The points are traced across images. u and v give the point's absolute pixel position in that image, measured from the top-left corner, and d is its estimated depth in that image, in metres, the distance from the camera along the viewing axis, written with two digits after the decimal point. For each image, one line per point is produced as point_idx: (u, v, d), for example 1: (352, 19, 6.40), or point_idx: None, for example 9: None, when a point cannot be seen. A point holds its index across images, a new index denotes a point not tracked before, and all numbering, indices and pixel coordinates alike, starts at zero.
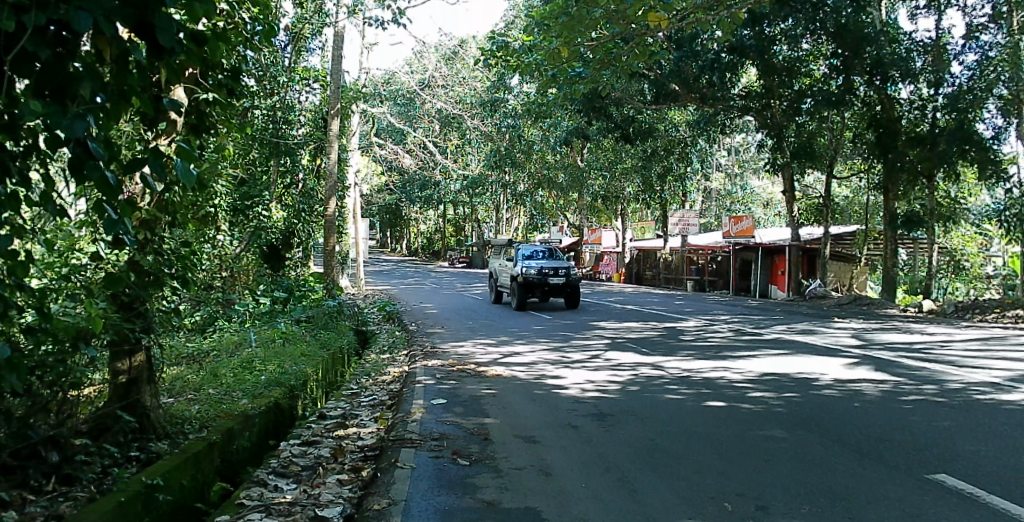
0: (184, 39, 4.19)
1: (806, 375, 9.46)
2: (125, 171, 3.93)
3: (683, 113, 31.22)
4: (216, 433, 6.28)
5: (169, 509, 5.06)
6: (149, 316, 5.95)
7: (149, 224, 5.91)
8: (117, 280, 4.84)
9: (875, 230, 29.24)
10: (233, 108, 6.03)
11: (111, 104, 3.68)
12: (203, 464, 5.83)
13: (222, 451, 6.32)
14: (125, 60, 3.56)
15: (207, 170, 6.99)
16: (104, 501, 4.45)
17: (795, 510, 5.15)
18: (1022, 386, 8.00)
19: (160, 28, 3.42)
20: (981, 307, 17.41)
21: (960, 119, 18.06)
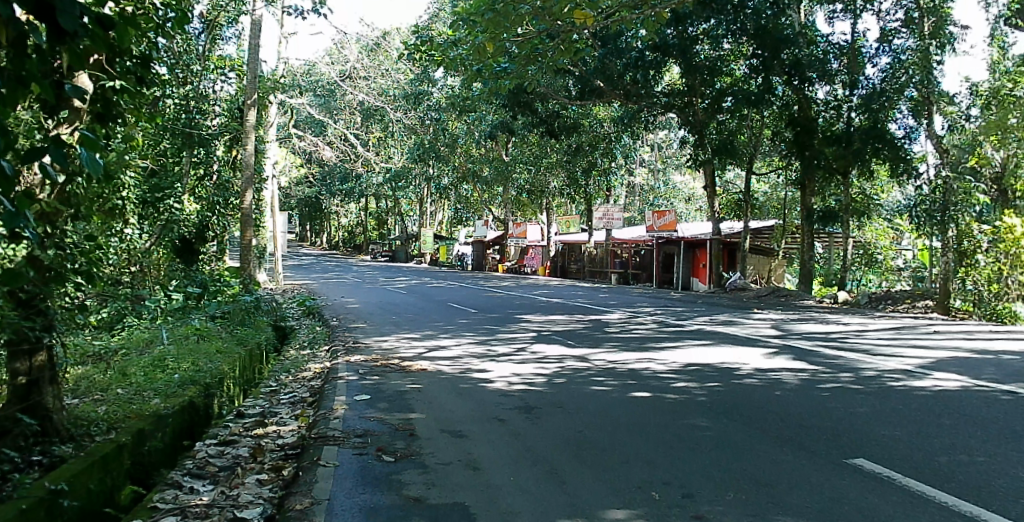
0: (89, 22, 3.95)
1: (727, 365, 9.78)
2: (21, 160, 3.67)
3: (607, 109, 31.60)
4: (125, 434, 6.01)
5: (77, 515, 4.84)
6: (50, 314, 5.61)
7: (50, 217, 5.46)
8: (14, 275, 4.51)
9: (791, 225, 30.32)
10: (141, 96, 5.75)
11: (4, 89, 3.44)
12: (113, 466, 5.59)
13: (133, 454, 6.04)
14: (22, 43, 3.33)
15: (113, 162, 6.60)
16: (4, 508, 4.20)
17: (721, 496, 5.32)
18: (932, 373, 8.41)
19: (61, 10, 3.21)
20: (892, 298, 18.44)
21: (873, 119, 18.93)
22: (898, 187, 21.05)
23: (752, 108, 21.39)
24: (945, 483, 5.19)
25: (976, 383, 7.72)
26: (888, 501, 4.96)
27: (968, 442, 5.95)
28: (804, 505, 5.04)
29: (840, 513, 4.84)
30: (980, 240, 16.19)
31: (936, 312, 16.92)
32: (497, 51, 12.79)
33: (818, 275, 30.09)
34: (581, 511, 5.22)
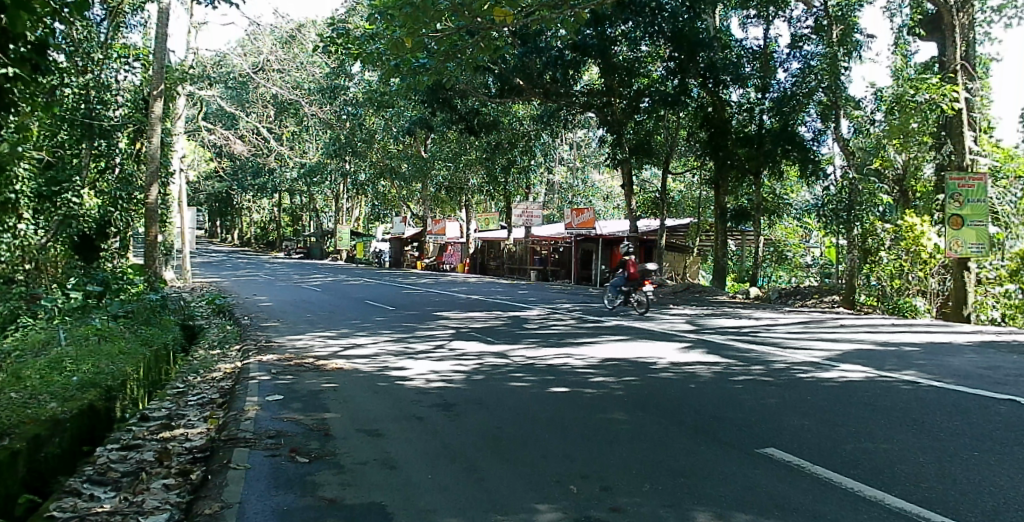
0: None
1: (644, 359, 10.00)
2: None
3: (526, 107, 31.72)
4: (19, 441, 5.66)
5: None
6: None
7: None
8: None
9: (706, 223, 31.19)
10: (36, 85, 5.43)
11: None
12: (5, 476, 5.24)
13: (27, 460, 5.69)
14: None
15: (6, 153, 6.22)
16: None
17: (638, 488, 5.42)
18: (839, 365, 8.82)
19: None
20: (801, 293, 19.24)
21: (784, 122, 19.51)
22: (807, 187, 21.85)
23: (668, 109, 21.90)
24: (849, 469, 5.43)
25: (878, 374, 8.13)
26: (795, 488, 5.16)
27: (872, 430, 6.24)
28: (719, 494, 5.18)
29: (752, 501, 5.02)
30: (883, 239, 17.37)
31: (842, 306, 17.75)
32: (416, 47, 12.63)
33: (730, 272, 31.09)
34: (501, 507, 5.24)
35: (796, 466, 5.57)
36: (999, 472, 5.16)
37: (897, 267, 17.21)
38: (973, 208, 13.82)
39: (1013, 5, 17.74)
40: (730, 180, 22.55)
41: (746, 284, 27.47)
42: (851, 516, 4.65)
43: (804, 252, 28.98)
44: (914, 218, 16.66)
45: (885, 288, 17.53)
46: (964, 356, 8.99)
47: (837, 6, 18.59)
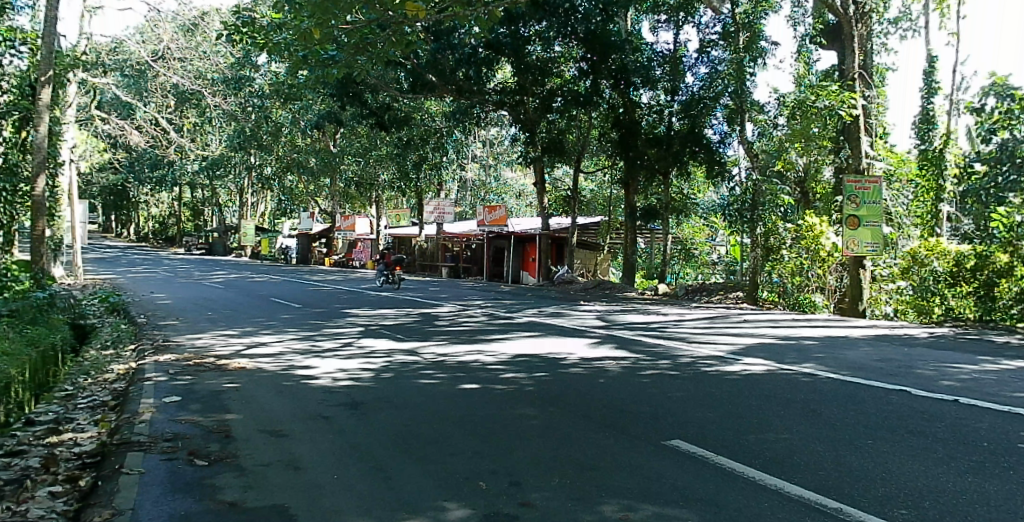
0: None
1: (554, 355, 10.06)
2: None
3: (439, 103, 31.50)
4: None
5: None
6: None
7: None
8: None
9: (616, 221, 31.71)
10: None
11: None
12: None
13: None
14: None
15: None
16: None
17: (547, 482, 5.42)
18: (741, 358, 9.12)
19: None
20: (706, 290, 19.92)
21: (692, 124, 20.40)
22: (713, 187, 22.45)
23: (580, 109, 22.20)
24: (751, 459, 5.58)
25: (779, 367, 8.45)
26: (699, 479, 5.27)
27: (773, 420, 6.45)
28: (626, 486, 5.25)
29: (659, 491, 5.11)
30: (785, 238, 17.40)
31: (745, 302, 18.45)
32: (325, 38, 12.28)
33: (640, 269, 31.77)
34: (408, 506, 5.14)
35: (701, 457, 5.68)
36: (889, 459, 5.43)
37: (797, 265, 17.22)
38: (869, 209, 14.58)
39: (905, 18, 18.84)
40: (640, 180, 22.97)
41: (654, 281, 28.14)
42: (752, 505, 4.78)
43: (709, 250, 29.91)
44: (814, 218, 16.91)
45: (786, 284, 17.48)
46: (857, 349, 9.47)
47: (744, 13, 19.32)
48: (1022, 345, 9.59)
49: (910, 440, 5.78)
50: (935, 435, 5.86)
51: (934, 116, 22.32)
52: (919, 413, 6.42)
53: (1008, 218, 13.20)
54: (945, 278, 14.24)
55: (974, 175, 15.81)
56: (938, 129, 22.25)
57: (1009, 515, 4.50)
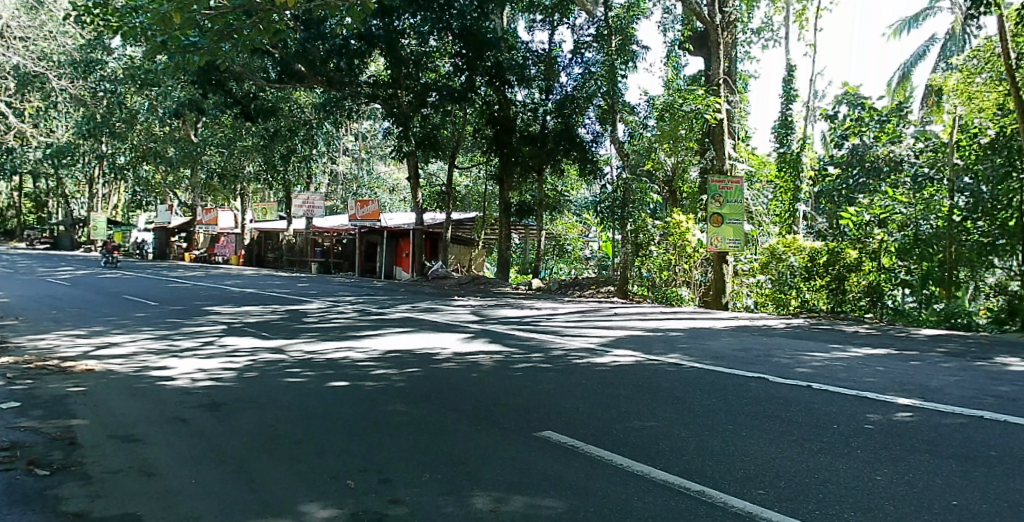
0: None
1: (427, 350, 9.90)
2: None
3: (309, 94, 30.45)
4: None
5: None
6: None
7: None
8: None
9: (491, 217, 31.82)
10: None
11: None
12: None
13: None
14: None
15: None
16: None
17: (417, 477, 5.26)
18: (611, 350, 9.31)
19: None
20: (579, 284, 20.36)
21: (565, 123, 20.81)
22: (585, 185, 22.69)
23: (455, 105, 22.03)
24: (620, 447, 5.64)
25: (646, 358, 8.68)
26: (571, 468, 5.26)
27: (641, 409, 6.57)
28: (497, 477, 5.18)
29: (530, 482, 5.07)
30: (653, 234, 17.95)
31: (616, 296, 19.00)
32: (186, 24, 11.46)
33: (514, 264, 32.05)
34: (272, 508, 4.85)
35: (573, 446, 5.68)
36: (749, 443, 5.64)
37: (665, 260, 17.84)
38: (732, 208, 15.31)
39: (767, 29, 19.93)
40: (514, 176, 23.08)
41: (528, 276, 28.42)
42: (621, 491, 4.83)
43: (582, 245, 30.54)
44: (681, 215, 17.50)
45: (655, 278, 18.10)
46: (718, 339, 9.89)
47: (617, 17, 19.88)
48: (866, 334, 10.35)
49: (767, 424, 6.05)
50: (790, 419, 6.16)
51: (792, 122, 23.83)
52: (776, 398, 6.73)
53: (858, 217, 14.55)
54: (801, 272, 15.21)
55: (826, 178, 17.74)
56: (794, 133, 23.78)
57: (858, 491, 4.77)
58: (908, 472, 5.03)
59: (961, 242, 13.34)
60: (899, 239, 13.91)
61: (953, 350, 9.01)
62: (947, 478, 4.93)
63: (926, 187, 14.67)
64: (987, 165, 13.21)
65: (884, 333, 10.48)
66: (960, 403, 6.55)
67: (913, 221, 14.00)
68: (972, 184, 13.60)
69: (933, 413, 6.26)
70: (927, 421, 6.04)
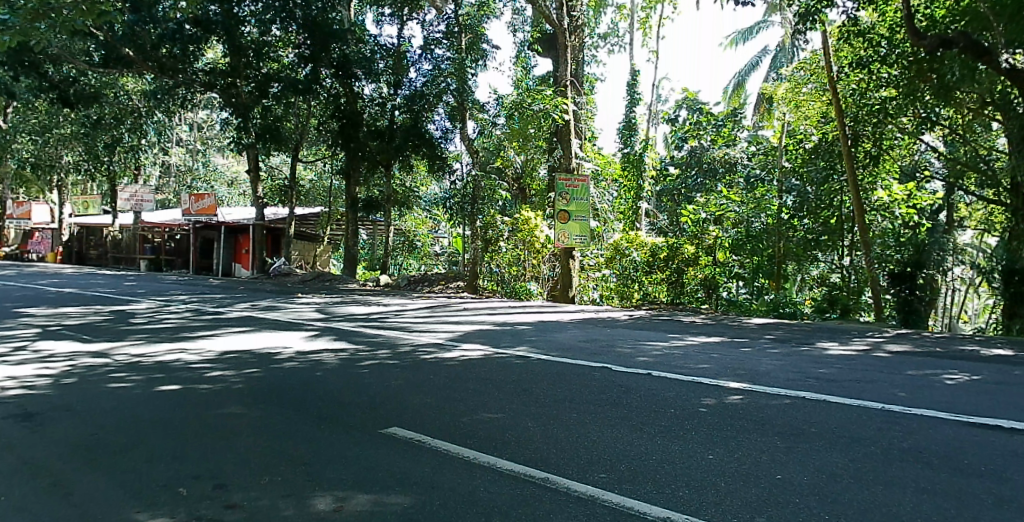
0: None
1: (268, 350, 9.42)
2: None
3: (138, 81, 28.27)
4: None
5: None
6: None
7: None
8: None
9: (337, 212, 31.01)
10: None
11: None
12: None
13: None
14: None
15: None
16: None
17: (256, 481, 4.96)
18: (459, 345, 9.28)
19: None
20: (428, 280, 20.26)
21: (414, 119, 20.42)
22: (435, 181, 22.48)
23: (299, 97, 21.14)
24: (468, 440, 5.59)
25: (495, 352, 8.71)
26: (418, 463, 5.15)
27: (488, 402, 6.57)
28: (341, 476, 4.99)
29: (375, 479, 4.91)
30: (502, 231, 18.06)
31: (466, 291, 18.99)
32: None
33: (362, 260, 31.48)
34: None
35: (420, 441, 5.58)
36: (592, 429, 5.79)
37: (514, 256, 18.03)
38: (577, 205, 15.78)
39: (612, 35, 20.75)
40: (361, 171, 22.36)
41: (377, 272, 27.98)
42: (468, 483, 4.80)
43: (432, 241, 30.46)
44: (529, 212, 17.75)
45: (503, 274, 18.25)
46: (564, 332, 10.12)
47: (467, 15, 20.05)
48: (701, 323, 10.97)
49: (610, 411, 6.23)
50: (631, 405, 6.38)
51: (635, 124, 24.96)
52: (617, 387, 6.95)
53: (695, 215, 15.29)
54: (643, 267, 15.68)
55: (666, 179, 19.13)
56: (638, 135, 24.92)
57: (693, 470, 5.00)
58: (737, 450, 5.34)
59: (789, 238, 14.68)
60: (733, 236, 14.87)
61: (779, 337, 9.76)
62: (773, 454, 5.28)
63: (757, 187, 16.02)
64: (812, 169, 15.08)
65: (718, 323, 11.14)
66: (782, 385, 7.06)
67: (746, 218, 14.96)
68: (798, 185, 15.42)
69: (761, 395, 6.70)
70: (754, 402, 6.46)
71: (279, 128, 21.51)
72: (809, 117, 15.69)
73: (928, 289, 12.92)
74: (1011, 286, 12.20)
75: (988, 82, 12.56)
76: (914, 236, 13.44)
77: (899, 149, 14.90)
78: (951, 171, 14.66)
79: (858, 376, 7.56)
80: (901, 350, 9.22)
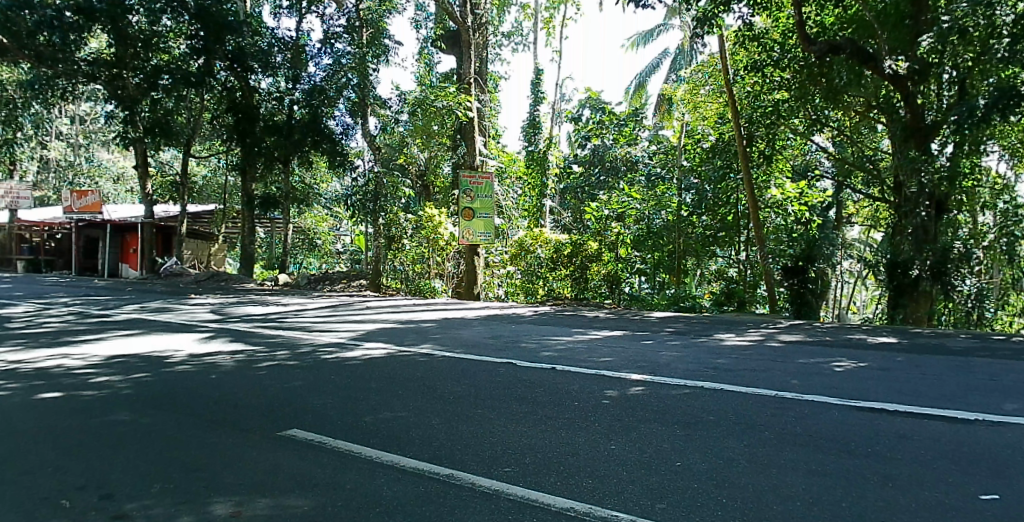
0: None
1: (158, 353, 9.00)
2: None
3: (13, 70, 26.45)
4: None
5: None
6: None
7: None
8: None
9: (233, 209, 30.13)
10: None
11: None
12: None
13: None
14: None
15: None
16: None
17: (146, 490, 4.74)
18: (362, 343, 9.15)
19: None
20: (330, 279, 19.94)
21: (313, 113, 19.71)
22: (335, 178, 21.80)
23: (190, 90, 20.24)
24: (371, 439, 5.51)
25: (399, 350, 8.64)
26: (319, 465, 5.03)
27: (391, 400, 6.51)
28: (238, 481, 4.83)
29: (274, 482, 4.78)
30: (406, 228, 17.97)
31: (369, 290, 18.68)
32: None
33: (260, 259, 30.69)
34: None
35: (320, 442, 5.46)
36: (495, 424, 5.81)
37: (418, 253, 17.98)
38: (482, 202, 15.79)
39: (517, 33, 20.91)
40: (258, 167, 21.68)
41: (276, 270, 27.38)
42: (370, 482, 4.73)
43: (333, 239, 30.36)
44: (433, 210, 17.74)
45: (407, 271, 18.13)
46: (469, 329, 10.10)
47: (369, 10, 19.93)
48: (603, 317, 11.20)
49: (513, 406, 6.27)
50: (534, 399, 6.45)
51: (540, 122, 25.27)
52: (521, 381, 7.01)
53: (598, 211, 15.61)
54: (548, 263, 15.89)
55: (570, 176, 20.08)
56: (541, 133, 25.27)
57: (595, 461, 5.10)
58: (637, 439, 5.48)
59: (688, 235, 15.25)
60: (634, 231, 15.36)
61: (678, 329, 10.06)
62: (671, 442, 5.45)
63: (658, 185, 16.20)
64: (709, 167, 15.62)
65: (620, 316, 11.41)
66: (680, 376, 7.28)
67: (647, 215, 15.43)
68: (697, 184, 15.90)
69: (660, 386, 6.89)
70: (654, 393, 6.64)
71: (170, 122, 21.04)
72: (707, 118, 16.17)
73: (818, 282, 13.55)
74: (894, 278, 13.12)
75: (873, 87, 13.57)
76: (806, 229, 14.76)
77: (790, 149, 15.64)
78: (839, 170, 15.34)
79: (752, 365, 7.89)
80: (792, 339, 9.67)
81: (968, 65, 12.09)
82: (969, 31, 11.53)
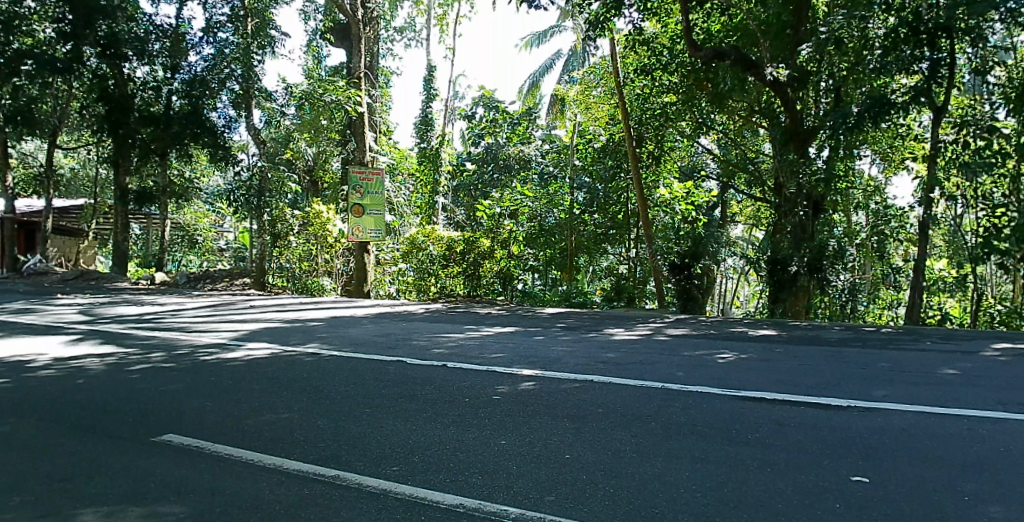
0: None
1: (19, 357, 8.39)
2: None
3: None
4: None
5: None
6: None
7: None
8: None
9: (105, 204, 28.42)
10: None
11: None
12: None
13: None
14: None
15: None
16: None
17: (4, 503, 4.43)
18: (245, 344, 8.85)
19: None
20: (210, 277, 19.20)
21: (193, 105, 18.80)
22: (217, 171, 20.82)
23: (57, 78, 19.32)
24: (255, 443, 5.35)
25: (284, 350, 8.41)
26: (198, 470, 4.84)
27: (276, 402, 6.32)
28: (110, 489, 4.58)
29: (149, 490, 4.56)
30: (292, 224, 17.35)
31: (252, 288, 18.29)
32: None
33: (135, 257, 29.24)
34: None
35: (199, 447, 5.25)
36: (383, 423, 5.75)
37: (305, 251, 17.42)
38: (372, 199, 15.53)
39: (409, 29, 20.72)
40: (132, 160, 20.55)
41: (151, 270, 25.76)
42: (253, 487, 4.59)
43: (214, 236, 29.42)
44: (320, 206, 17.26)
45: (294, 269, 17.58)
46: (359, 327, 9.96)
47: None
48: (495, 314, 11.28)
49: (402, 404, 6.23)
50: (423, 397, 6.42)
51: (432, 119, 25.20)
52: (410, 380, 6.96)
53: (491, 210, 15.53)
54: (439, 261, 15.71)
55: (463, 173, 20.01)
56: (434, 130, 25.22)
57: (483, 456, 5.14)
58: (525, 433, 5.56)
59: (580, 232, 15.64)
60: (526, 229, 15.51)
61: (569, 325, 10.25)
62: (559, 435, 5.55)
63: (550, 184, 16.57)
64: (601, 167, 16.08)
65: (512, 313, 11.53)
66: (568, 370, 7.42)
67: (540, 214, 15.68)
68: (588, 183, 16.29)
69: (549, 380, 7.01)
70: (544, 388, 6.74)
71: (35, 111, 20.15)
72: (599, 118, 16.48)
73: (703, 278, 14.16)
74: (774, 274, 13.69)
75: (756, 92, 14.29)
76: (692, 229, 14.78)
77: (678, 150, 16.21)
78: (723, 171, 15.97)
79: (639, 359, 8.13)
80: (678, 333, 10.05)
81: (843, 74, 12.91)
82: (844, 41, 12.22)
